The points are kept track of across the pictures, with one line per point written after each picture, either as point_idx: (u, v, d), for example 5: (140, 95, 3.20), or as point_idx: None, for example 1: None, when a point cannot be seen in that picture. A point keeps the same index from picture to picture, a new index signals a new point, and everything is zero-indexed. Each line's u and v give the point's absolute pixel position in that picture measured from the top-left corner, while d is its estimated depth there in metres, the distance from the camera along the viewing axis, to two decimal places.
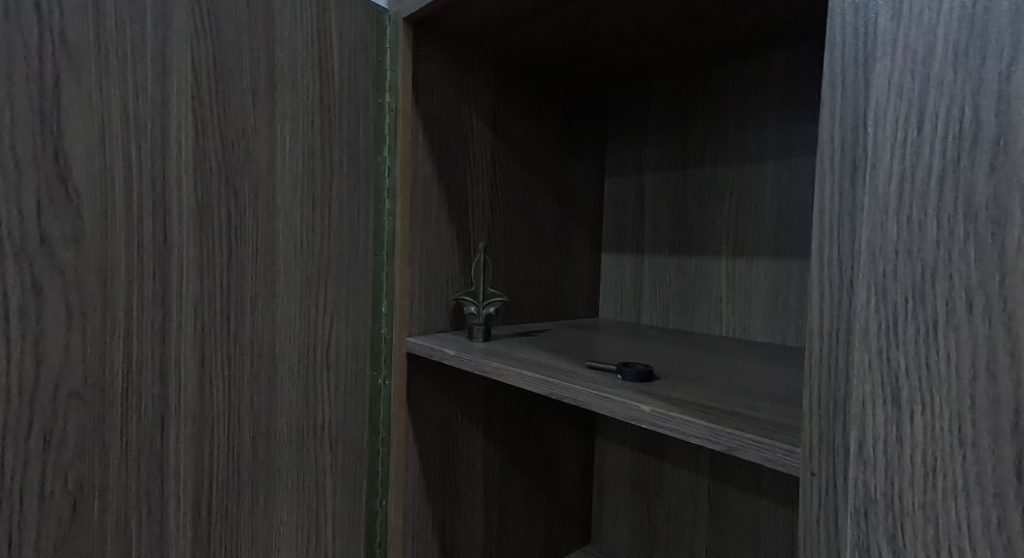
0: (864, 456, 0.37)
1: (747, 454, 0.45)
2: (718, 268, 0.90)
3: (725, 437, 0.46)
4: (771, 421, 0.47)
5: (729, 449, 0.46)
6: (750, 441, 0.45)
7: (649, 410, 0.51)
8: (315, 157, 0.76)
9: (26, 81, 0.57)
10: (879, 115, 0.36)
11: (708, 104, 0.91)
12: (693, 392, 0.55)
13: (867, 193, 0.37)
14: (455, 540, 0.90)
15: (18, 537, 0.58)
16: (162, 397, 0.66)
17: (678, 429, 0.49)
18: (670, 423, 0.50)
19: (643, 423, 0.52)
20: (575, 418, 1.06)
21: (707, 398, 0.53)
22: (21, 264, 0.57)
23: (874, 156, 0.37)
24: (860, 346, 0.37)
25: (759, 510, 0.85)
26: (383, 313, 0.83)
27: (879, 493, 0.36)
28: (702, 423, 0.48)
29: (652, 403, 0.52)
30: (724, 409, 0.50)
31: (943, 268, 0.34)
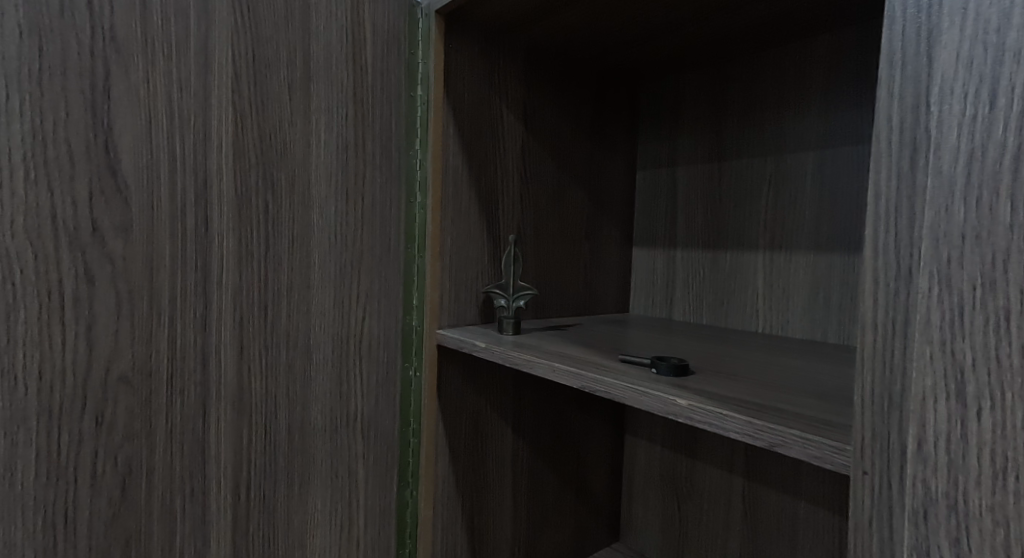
0: (924, 454, 0.36)
1: (791, 451, 0.44)
2: (754, 263, 0.89)
3: (768, 433, 0.46)
4: (815, 418, 0.47)
5: (771, 445, 0.45)
6: (795, 437, 0.44)
7: (687, 404, 0.51)
8: (349, 149, 0.77)
9: (79, 76, 0.59)
10: (945, 91, 0.35)
11: (747, 92, 0.90)
12: (731, 387, 0.55)
13: (929, 173, 0.35)
14: (484, 533, 0.91)
15: (73, 512, 0.61)
16: (203, 383, 0.68)
17: (717, 424, 0.49)
18: (709, 417, 0.49)
19: (680, 418, 0.51)
20: (605, 413, 1.06)
21: (748, 393, 0.53)
22: (73, 252, 0.59)
23: (937, 136, 0.35)
24: (920, 338, 0.36)
25: (797, 511, 0.84)
26: (414, 306, 0.83)
27: (940, 493, 0.35)
28: (743, 418, 0.47)
29: (689, 398, 0.51)
30: (766, 405, 0.50)
31: (1017, 254, 0.33)
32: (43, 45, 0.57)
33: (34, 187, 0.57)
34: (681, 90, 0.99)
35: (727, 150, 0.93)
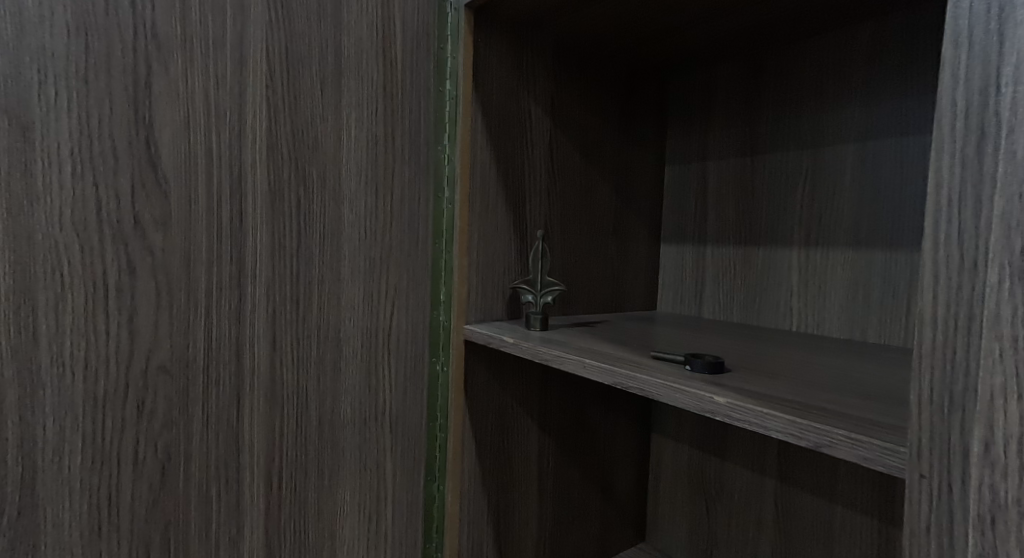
0: (991, 457, 0.34)
1: (838, 452, 0.43)
2: (788, 260, 0.88)
3: (813, 432, 0.45)
4: (861, 418, 0.46)
5: (816, 446, 0.45)
6: (842, 437, 0.43)
7: (725, 402, 0.50)
8: (379, 144, 0.77)
9: (122, 73, 0.60)
10: (1019, 71, 0.33)
11: (782, 84, 0.88)
12: (770, 386, 0.54)
13: (1000, 158, 0.34)
14: (510, 530, 0.91)
15: (115, 496, 0.62)
16: (238, 374, 0.69)
17: (758, 423, 0.48)
18: (749, 416, 0.49)
19: (717, 416, 0.51)
20: (632, 411, 1.05)
21: (787, 392, 0.52)
22: (116, 244, 0.61)
23: (1010, 118, 0.34)
24: (989, 334, 0.34)
25: (833, 516, 0.82)
26: (442, 301, 0.83)
27: (1010, 499, 0.34)
28: (786, 417, 0.46)
29: (727, 396, 0.51)
30: (809, 404, 0.49)
31: None
32: (89, 42, 0.59)
33: (79, 179, 0.59)
34: (713, 83, 0.98)
35: (760, 144, 0.91)
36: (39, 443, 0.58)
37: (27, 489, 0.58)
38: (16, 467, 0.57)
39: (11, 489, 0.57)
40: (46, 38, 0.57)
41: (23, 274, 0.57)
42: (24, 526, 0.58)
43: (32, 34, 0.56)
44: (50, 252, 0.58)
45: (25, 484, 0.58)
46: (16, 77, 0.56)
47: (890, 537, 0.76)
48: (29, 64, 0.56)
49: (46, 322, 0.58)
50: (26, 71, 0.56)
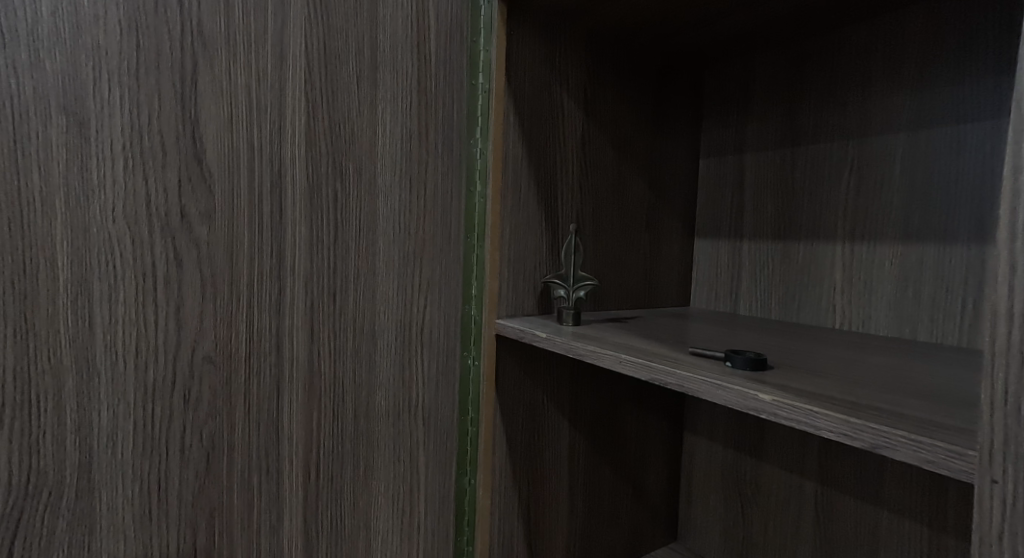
0: None
1: (896, 453, 0.42)
2: (831, 256, 0.86)
3: (868, 433, 0.44)
4: (918, 418, 0.45)
5: (873, 447, 0.44)
6: (902, 438, 0.42)
7: (771, 400, 0.49)
8: (413, 138, 0.78)
9: (171, 70, 0.62)
10: None
11: (824, 73, 0.86)
12: (816, 384, 0.53)
13: None
14: (542, 526, 0.90)
15: (164, 482, 0.64)
16: (278, 365, 0.70)
17: (808, 422, 0.47)
18: (798, 414, 0.48)
19: (762, 413, 0.50)
20: (665, 409, 1.04)
21: (836, 390, 0.51)
22: (165, 236, 0.62)
23: None
24: None
25: (878, 521, 0.80)
26: (473, 296, 0.84)
27: None
28: (839, 416, 0.45)
29: (773, 393, 0.50)
30: (862, 403, 0.48)
31: None
32: (141, 39, 0.60)
33: (131, 173, 0.60)
34: (751, 74, 0.96)
35: (802, 135, 0.89)
36: (95, 429, 0.60)
37: (84, 473, 0.60)
38: (73, 452, 0.59)
39: (69, 473, 0.59)
40: (100, 36, 0.59)
41: (81, 266, 0.59)
42: (81, 508, 0.60)
43: (88, 32, 0.58)
44: (104, 245, 0.60)
45: (82, 468, 0.60)
46: (73, 75, 0.58)
47: (941, 544, 0.74)
48: (85, 62, 0.58)
49: (101, 312, 0.60)
50: (83, 69, 0.58)
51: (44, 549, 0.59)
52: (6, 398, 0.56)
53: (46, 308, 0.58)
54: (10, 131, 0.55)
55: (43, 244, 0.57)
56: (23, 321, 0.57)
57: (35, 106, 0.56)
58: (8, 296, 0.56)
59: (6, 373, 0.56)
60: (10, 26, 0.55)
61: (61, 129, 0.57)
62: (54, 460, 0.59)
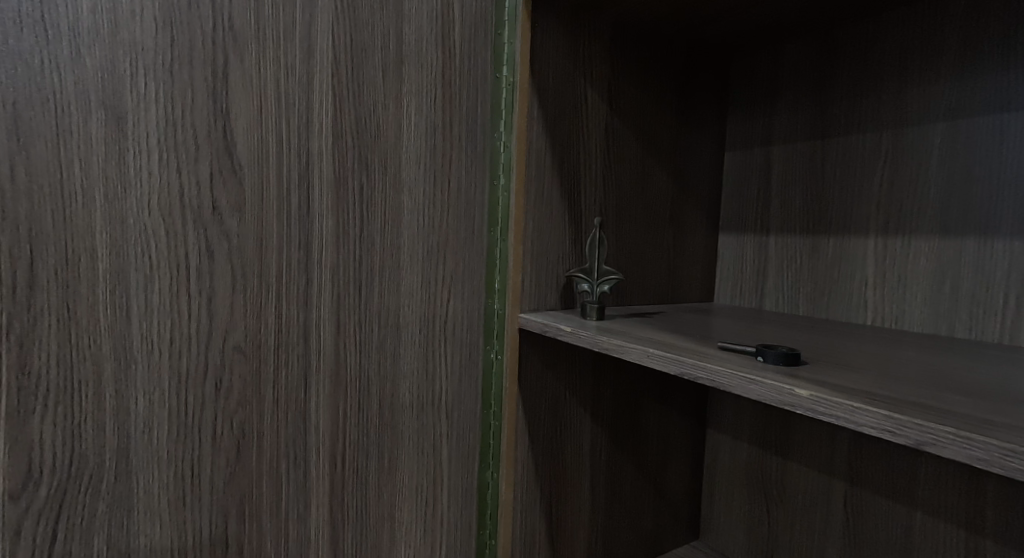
0: None
1: (944, 451, 0.42)
2: (862, 251, 0.84)
3: (914, 429, 0.43)
4: (964, 415, 0.44)
5: (918, 444, 0.43)
6: (950, 435, 0.41)
7: (808, 395, 0.49)
8: (437, 132, 0.78)
9: (203, 64, 0.63)
10: None
11: (856, 63, 0.84)
12: (851, 379, 0.52)
13: None
14: (564, 521, 0.90)
15: (196, 469, 0.65)
16: (305, 357, 0.71)
17: (849, 418, 0.46)
18: (838, 410, 0.47)
19: (798, 409, 0.49)
20: (688, 405, 1.04)
21: (873, 386, 0.50)
22: (197, 228, 0.63)
23: None
24: None
25: (910, 522, 0.79)
26: (496, 290, 0.84)
27: None
28: (882, 412, 0.45)
29: (810, 388, 0.49)
30: (904, 399, 0.47)
31: None
32: (175, 35, 0.61)
33: (165, 166, 0.62)
34: (779, 66, 0.94)
35: (832, 127, 0.88)
36: (132, 416, 0.62)
37: (122, 459, 0.61)
38: (112, 439, 0.61)
39: (108, 458, 0.61)
40: (137, 32, 0.59)
41: (118, 257, 0.60)
42: (120, 492, 0.61)
43: (126, 28, 0.59)
44: (141, 237, 0.61)
45: (120, 454, 0.61)
46: (111, 70, 0.59)
47: (978, 546, 0.73)
48: (122, 57, 0.59)
49: (137, 303, 0.61)
50: (120, 63, 0.59)
51: (85, 532, 0.60)
52: (49, 385, 0.58)
53: (86, 298, 0.59)
54: (52, 125, 0.56)
55: (83, 235, 0.58)
56: (65, 311, 0.58)
57: (75, 100, 0.57)
58: (50, 286, 0.57)
59: (49, 361, 0.58)
60: (52, 22, 0.56)
61: (100, 123, 0.58)
62: (94, 445, 0.60)
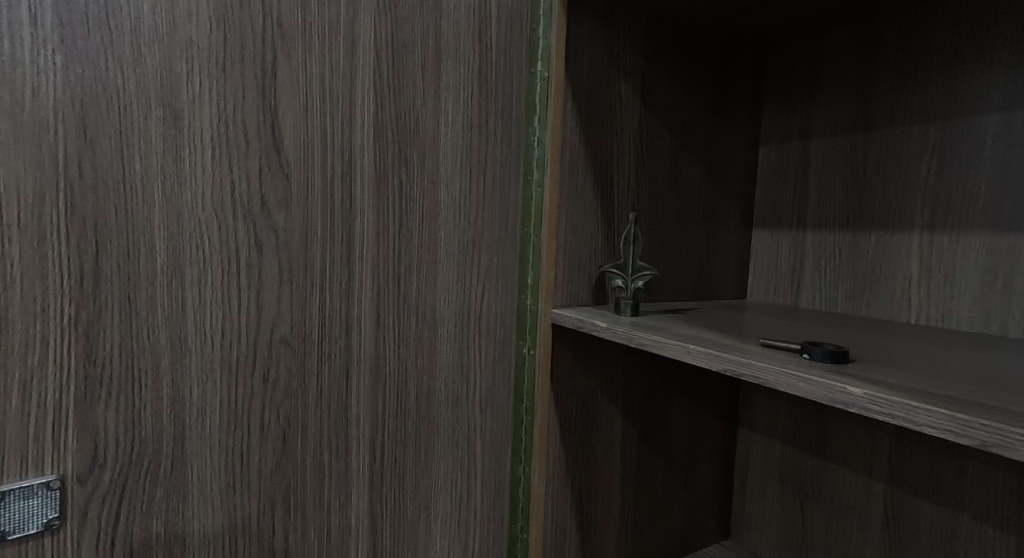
0: None
1: (1012, 451, 0.41)
2: (906, 248, 0.82)
3: (979, 429, 0.42)
4: None
5: (983, 444, 0.42)
6: (1019, 436, 0.41)
7: (862, 393, 0.48)
8: (473, 127, 0.79)
9: (254, 62, 0.64)
10: None
11: (901, 54, 0.82)
12: (904, 378, 0.52)
13: None
14: (594, 518, 0.90)
15: (244, 458, 0.67)
16: (346, 349, 0.72)
17: (907, 417, 0.46)
18: (895, 408, 0.46)
19: (852, 407, 0.49)
20: (720, 404, 1.03)
21: (929, 385, 0.50)
22: (247, 223, 0.65)
23: None
24: None
25: (956, 527, 0.77)
26: (529, 285, 0.84)
27: None
28: (943, 412, 0.44)
29: (864, 387, 0.49)
30: (963, 399, 0.46)
31: None
32: (228, 34, 0.63)
33: (217, 163, 0.63)
34: (819, 57, 0.93)
35: (875, 120, 0.86)
36: (187, 404, 0.64)
37: (177, 446, 0.63)
38: (168, 426, 0.63)
39: (165, 444, 0.63)
40: (192, 31, 0.61)
41: (174, 250, 0.62)
42: (175, 478, 0.64)
43: (183, 28, 0.61)
44: (194, 230, 0.63)
45: (176, 441, 0.63)
46: (169, 69, 0.60)
47: None
48: (180, 56, 0.61)
49: (191, 295, 0.63)
50: (178, 62, 0.61)
51: (145, 515, 0.62)
52: (111, 373, 0.60)
53: (145, 289, 0.61)
54: (116, 122, 0.58)
55: (143, 228, 0.60)
56: (126, 302, 0.60)
57: (136, 99, 0.59)
58: (113, 278, 0.59)
59: (111, 350, 0.60)
60: (115, 23, 0.58)
61: (159, 121, 0.60)
62: (153, 431, 0.62)
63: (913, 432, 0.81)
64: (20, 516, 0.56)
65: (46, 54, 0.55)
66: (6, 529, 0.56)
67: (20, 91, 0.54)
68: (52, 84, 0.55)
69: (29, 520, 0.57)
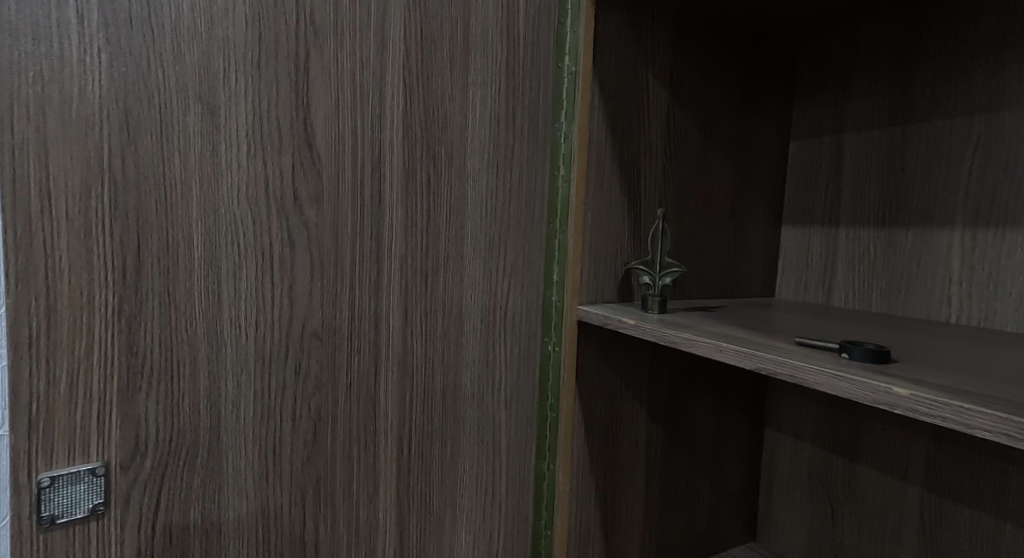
0: None
1: None
2: (945, 246, 0.80)
3: None
4: None
5: None
6: None
7: (910, 394, 0.47)
8: (500, 123, 0.79)
9: (287, 60, 0.65)
10: None
11: (942, 44, 0.80)
12: (950, 379, 0.50)
13: None
14: (618, 517, 0.90)
15: (275, 450, 0.68)
16: (375, 343, 0.73)
17: (958, 420, 0.44)
18: (945, 410, 0.45)
19: (898, 409, 0.48)
20: (747, 403, 1.01)
21: (978, 387, 0.48)
22: (280, 218, 0.66)
23: None
24: None
25: (998, 533, 0.75)
26: (554, 282, 0.84)
27: None
28: (997, 415, 0.43)
29: (909, 387, 0.48)
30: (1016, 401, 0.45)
31: None
32: (262, 31, 0.64)
33: (252, 159, 0.64)
34: (853, 49, 0.91)
35: (913, 112, 0.84)
36: (222, 396, 0.65)
37: (213, 437, 0.64)
38: (205, 417, 0.64)
39: (202, 435, 0.64)
40: (229, 29, 0.62)
41: (211, 244, 0.63)
42: (211, 468, 0.65)
43: (221, 26, 0.62)
44: (230, 226, 0.64)
45: (212, 432, 0.64)
46: (207, 66, 0.61)
47: None
48: (217, 54, 0.62)
49: (226, 289, 0.64)
50: (215, 60, 0.62)
51: (183, 503, 0.63)
52: (152, 364, 0.61)
53: (183, 283, 0.62)
54: (157, 119, 0.59)
55: (182, 223, 0.61)
56: (166, 295, 0.61)
57: (175, 96, 0.60)
58: (154, 272, 0.60)
59: (151, 341, 0.61)
60: (157, 21, 0.59)
61: (197, 118, 0.61)
62: (190, 422, 0.63)
63: (951, 435, 0.79)
64: (69, 501, 0.58)
65: (91, 52, 0.56)
66: (56, 513, 0.57)
67: (68, 89, 0.56)
68: (97, 81, 0.57)
69: (76, 504, 0.58)
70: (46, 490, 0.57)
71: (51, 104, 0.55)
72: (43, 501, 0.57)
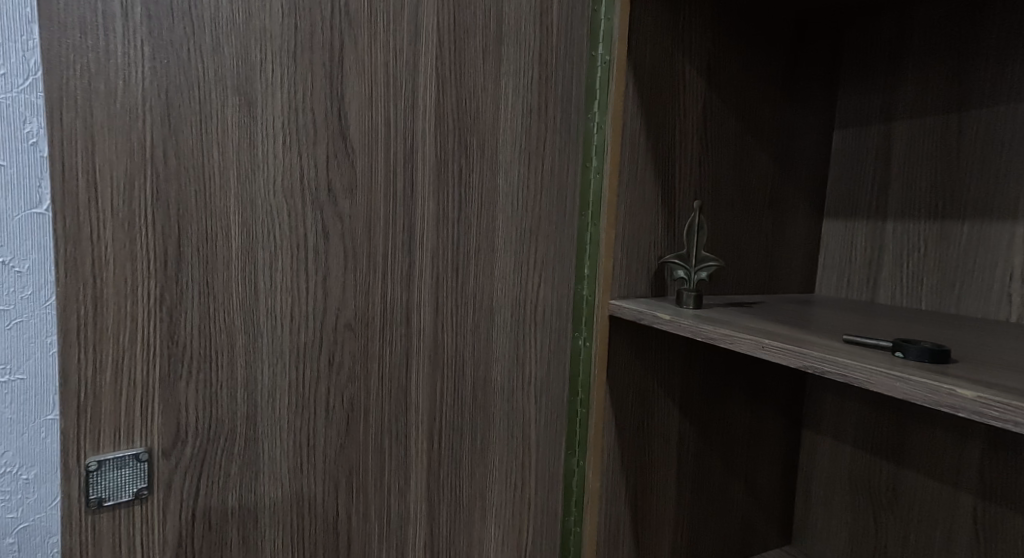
0: None
1: None
2: (1004, 240, 0.77)
3: None
4: None
5: None
6: None
7: (976, 397, 0.44)
8: (534, 113, 0.77)
9: (322, 49, 0.65)
10: None
11: (1004, 26, 0.76)
12: (1017, 381, 0.48)
13: None
14: (649, 516, 0.88)
15: (308, 441, 0.68)
16: (406, 336, 0.72)
17: None
18: (1016, 414, 0.42)
19: (962, 412, 0.45)
20: (783, 403, 0.99)
21: None
22: (315, 209, 0.66)
23: None
24: None
25: None
26: (586, 275, 0.83)
27: None
28: None
29: (974, 390, 0.45)
30: None
31: None
32: (298, 21, 0.63)
33: (288, 150, 0.64)
34: (904, 33, 0.87)
35: (971, 98, 0.80)
36: (257, 387, 0.65)
37: (250, 428, 0.65)
38: (242, 407, 0.64)
39: (239, 425, 0.64)
40: (266, 19, 0.62)
41: (248, 235, 0.63)
42: (247, 457, 0.65)
43: (258, 16, 0.61)
44: (267, 217, 0.64)
45: (248, 422, 0.65)
46: (244, 57, 0.61)
47: None
48: (254, 44, 0.61)
49: (262, 280, 0.64)
50: (252, 50, 0.61)
51: (220, 492, 0.64)
52: (191, 354, 0.61)
53: (222, 274, 0.62)
54: (196, 110, 0.60)
55: (219, 214, 0.61)
56: (204, 286, 0.61)
57: (214, 87, 0.60)
58: (193, 263, 0.61)
59: (191, 332, 0.61)
60: (196, 13, 0.59)
61: (234, 109, 0.61)
62: (228, 412, 0.64)
63: (1006, 439, 0.76)
64: (115, 484, 0.58)
65: (133, 42, 0.56)
66: (103, 496, 0.58)
67: (112, 81, 0.56)
68: (139, 73, 0.57)
69: (122, 487, 0.59)
70: (94, 474, 0.58)
71: (96, 97, 0.55)
72: (91, 484, 0.57)
